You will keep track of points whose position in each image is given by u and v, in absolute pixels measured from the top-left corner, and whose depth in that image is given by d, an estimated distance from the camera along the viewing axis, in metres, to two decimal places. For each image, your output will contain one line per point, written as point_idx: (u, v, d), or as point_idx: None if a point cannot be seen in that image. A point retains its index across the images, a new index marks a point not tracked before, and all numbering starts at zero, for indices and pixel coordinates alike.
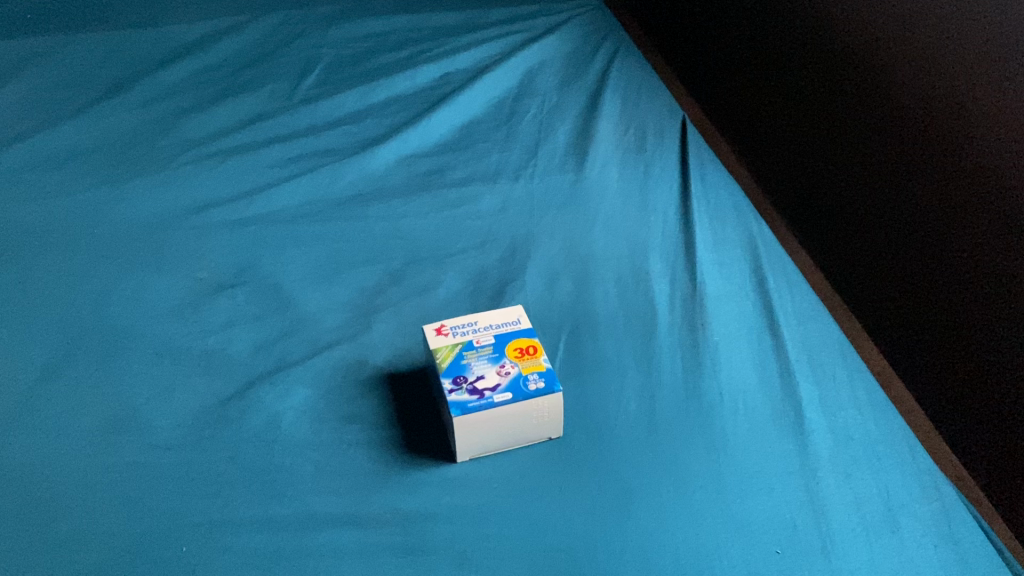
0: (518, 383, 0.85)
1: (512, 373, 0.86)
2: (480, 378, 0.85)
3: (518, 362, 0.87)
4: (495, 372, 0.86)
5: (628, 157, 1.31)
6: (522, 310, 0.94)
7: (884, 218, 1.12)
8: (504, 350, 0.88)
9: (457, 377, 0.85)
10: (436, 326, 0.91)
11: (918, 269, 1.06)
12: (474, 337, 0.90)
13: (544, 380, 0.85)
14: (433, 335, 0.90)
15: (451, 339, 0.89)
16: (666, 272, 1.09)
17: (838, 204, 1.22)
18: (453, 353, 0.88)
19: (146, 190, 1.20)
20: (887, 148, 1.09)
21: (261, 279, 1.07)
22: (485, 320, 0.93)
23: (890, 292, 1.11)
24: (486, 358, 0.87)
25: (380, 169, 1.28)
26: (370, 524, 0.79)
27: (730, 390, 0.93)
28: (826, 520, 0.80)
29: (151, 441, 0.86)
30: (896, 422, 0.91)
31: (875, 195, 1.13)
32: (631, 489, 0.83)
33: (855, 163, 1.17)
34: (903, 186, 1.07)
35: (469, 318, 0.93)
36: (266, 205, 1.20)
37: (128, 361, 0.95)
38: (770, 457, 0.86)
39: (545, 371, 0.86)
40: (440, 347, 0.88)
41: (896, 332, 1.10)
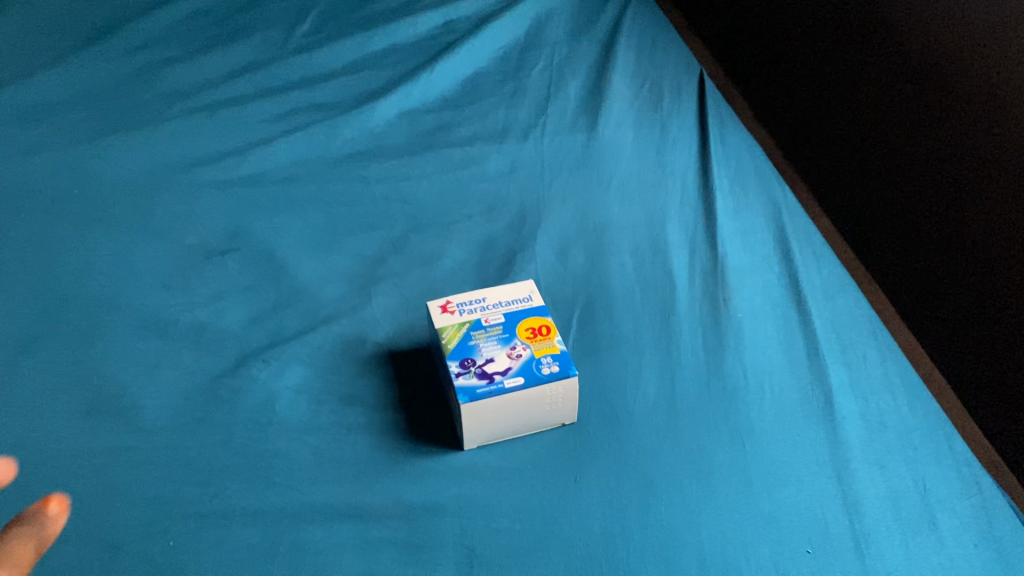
0: (530, 367, 0.79)
1: (524, 356, 0.80)
2: (490, 361, 0.79)
3: (531, 343, 0.81)
4: (506, 354, 0.80)
5: (643, 116, 1.24)
6: (534, 287, 0.88)
7: (923, 180, 1.03)
8: (514, 330, 0.82)
9: (465, 360, 0.79)
10: (441, 302, 0.85)
11: (962, 239, 0.97)
12: (483, 315, 0.84)
13: (559, 364, 0.79)
14: (438, 312, 0.84)
15: (458, 317, 0.83)
16: (685, 242, 1.02)
17: (871, 158, 1.12)
18: (460, 333, 0.81)
19: (131, 148, 1.13)
20: (938, 96, 0.99)
21: (254, 246, 1.01)
22: (495, 297, 0.86)
23: (927, 263, 1.03)
24: (496, 339, 0.81)
25: (380, 126, 1.20)
26: (373, 518, 0.74)
27: (754, 372, 0.87)
28: (859, 517, 0.75)
29: (138, 423, 0.80)
30: (931, 408, 0.86)
31: (914, 155, 1.04)
32: (651, 480, 0.77)
33: (891, 122, 1.08)
34: (950, 148, 0.98)
35: (477, 293, 0.86)
36: (259, 162, 1.12)
37: (114, 334, 0.89)
38: (799, 445, 0.81)
39: (560, 353, 0.81)
40: (446, 327, 0.82)
41: (930, 299, 1.02)
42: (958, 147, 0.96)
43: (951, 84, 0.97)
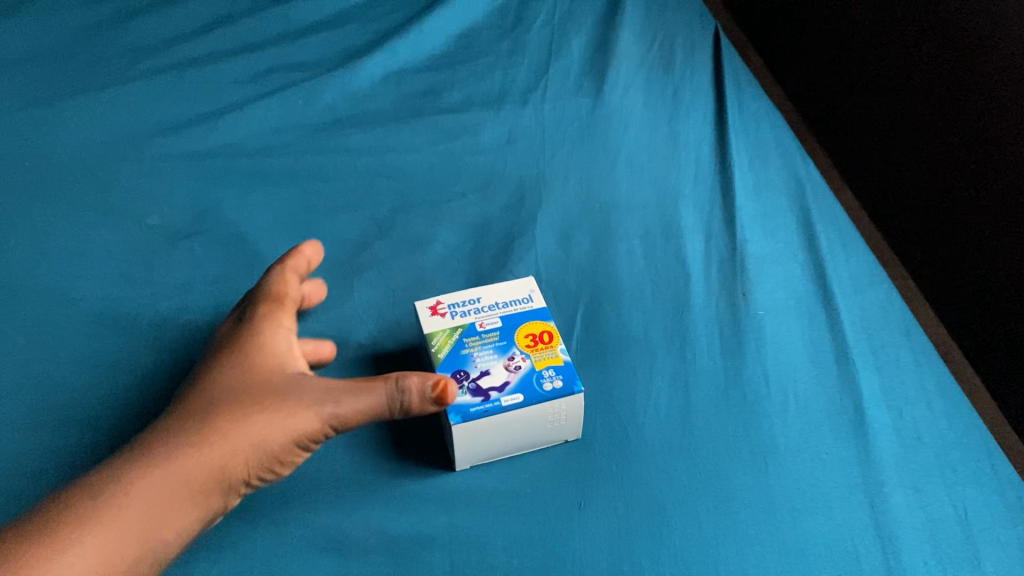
0: (530, 382, 0.70)
1: (523, 369, 0.71)
2: (485, 374, 0.70)
3: (531, 353, 0.72)
4: (503, 366, 0.71)
5: (654, 78, 1.13)
6: (534, 285, 0.79)
7: (960, 146, 0.92)
8: (512, 337, 0.74)
9: (457, 372, 0.70)
10: (431, 303, 0.76)
11: (1003, 214, 0.87)
12: (477, 319, 0.75)
13: (562, 379, 0.70)
14: (427, 315, 0.75)
15: (450, 321, 0.74)
16: (700, 226, 0.93)
17: (902, 126, 1.01)
18: (452, 340, 0.73)
19: (89, 110, 1.02)
20: (983, 64, 0.88)
21: (224, 228, 0.91)
22: (491, 297, 0.78)
23: (962, 241, 0.93)
24: (492, 348, 0.73)
25: (364, 89, 1.09)
26: (353, 552, 0.66)
27: (778, 379, 0.79)
28: (894, 551, 0.68)
29: (89, 434, 0.71)
30: (971, 420, 0.78)
31: (951, 116, 0.93)
32: (664, 506, 0.69)
33: (926, 79, 0.97)
34: (995, 110, 0.87)
35: (470, 293, 0.78)
36: (231, 130, 1.01)
37: (65, 332, 0.80)
38: (827, 465, 0.73)
39: (563, 365, 0.72)
40: (437, 332, 0.73)
41: (962, 284, 0.92)
42: (1004, 110, 0.86)
43: (998, 49, 0.86)
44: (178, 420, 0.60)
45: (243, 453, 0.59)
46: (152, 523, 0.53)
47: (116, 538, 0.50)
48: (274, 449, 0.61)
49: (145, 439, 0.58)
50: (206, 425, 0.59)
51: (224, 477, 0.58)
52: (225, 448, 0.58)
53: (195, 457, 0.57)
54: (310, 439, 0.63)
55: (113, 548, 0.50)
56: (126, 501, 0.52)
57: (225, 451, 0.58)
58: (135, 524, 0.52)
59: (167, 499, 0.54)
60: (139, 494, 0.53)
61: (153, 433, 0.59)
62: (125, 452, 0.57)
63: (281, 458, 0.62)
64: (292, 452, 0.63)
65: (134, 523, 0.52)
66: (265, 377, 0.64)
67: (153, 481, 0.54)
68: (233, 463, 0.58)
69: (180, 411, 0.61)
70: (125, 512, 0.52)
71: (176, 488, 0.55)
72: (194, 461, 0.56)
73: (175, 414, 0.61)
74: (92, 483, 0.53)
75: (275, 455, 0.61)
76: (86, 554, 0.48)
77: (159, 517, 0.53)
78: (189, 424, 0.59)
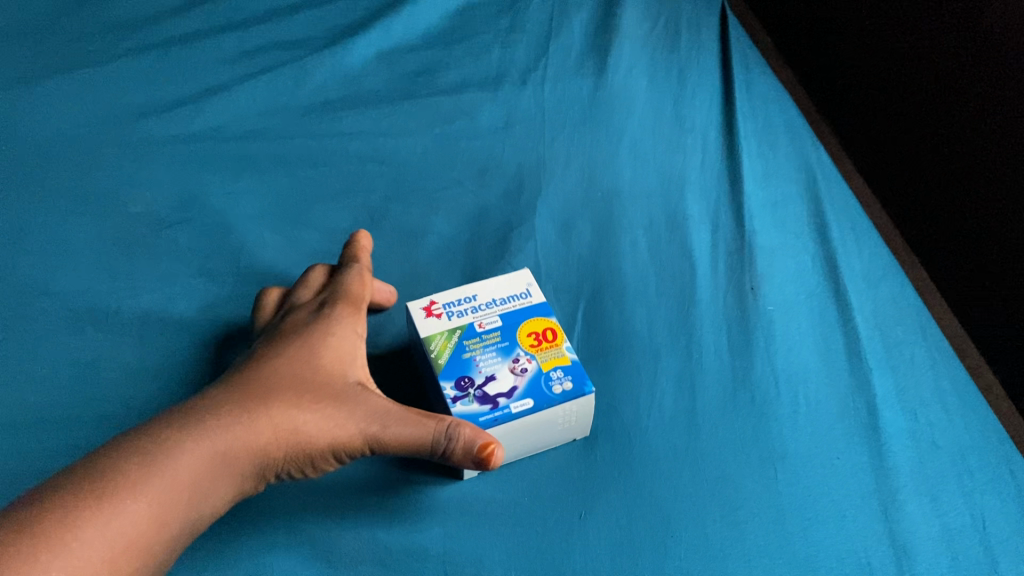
0: (539, 385, 0.67)
1: (530, 371, 0.68)
2: (491, 379, 0.67)
3: (536, 354, 0.69)
4: (509, 370, 0.68)
5: (658, 58, 1.08)
6: (532, 278, 0.76)
7: (974, 124, 0.88)
8: (515, 337, 0.70)
9: (461, 379, 0.66)
10: (424, 303, 0.72)
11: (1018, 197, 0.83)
12: (476, 319, 0.71)
13: (572, 380, 0.67)
14: (422, 317, 0.71)
15: (447, 323, 0.70)
16: (707, 216, 0.89)
17: (915, 105, 0.96)
18: (451, 343, 0.69)
19: (67, 88, 0.97)
20: (999, 36, 0.84)
21: (209, 216, 0.87)
22: (488, 294, 0.74)
23: (972, 225, 0.89)
24: (494, 350, 0.69)
25: (356, 69, 1.04)
26: (343, 564, 0.63)
27: (788, 379, 0.75)
28: (911, 562, 0.65)
29: (62, 439, 0.68)
30: (989, 423, 0.75)
31: (964, 92, 0.89)
32: (669, 516, 0.66)
33: (937, 52, 0.92)
34: (1011, 87, 0.83)
35: (466, 290, 0.74)
36: (216, 113, 0.97)
37: (43, 329, 0.76)
38: (840, 473, 0.70)
39: (570, 365, 0.69)
40: (434, 335, 0.69)
41: (974, 270, 0.88)
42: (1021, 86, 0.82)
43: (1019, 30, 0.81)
44: (235, 393, 0.58)
45: (285, 450, 0.58)
46: (188, 501, 0.52)
47: (153, 510, 0.49)
48: (314, 453, 0.59)
49: (200, 405, 0.57)
50: (259, 406, 0.57)
51: (262, 469, 0.57)
52: (271, 440, 0.57)
53: (243, 442, 0.55)
54: (347, 453, 0.61)
55: (150, 520, 0.49)
56: (172, 472, 0.51)
57: (271, 444, 0.57)
58: (174, 499, 0.51)
59: (207, 481, 0.53)
60: (185, 468, 0.52)
61: (208, 399, 0.58)
62: (179, 413, 0.55)
63: (316, 463, 0.61)
64: (328, 461, 0.61)
65: (175, 498, 0.51)
66: (324, 376, 0.63)
67: (201, 457, 0.53)
68: (272, 457, 0.57)
69: (238, 382, 0.60)
70: (169, 484, 0.50)
71: (217, 471, 0.54)
72: (241, 447, 0.55)
73: (232, 385, 0.59)
74: (142, 443, 0.52)
75: (313, 460, 0.60)
76: (125, 522, 0.47)
77: (195, 497, 0.52)
78: (245, 399, 0.58)
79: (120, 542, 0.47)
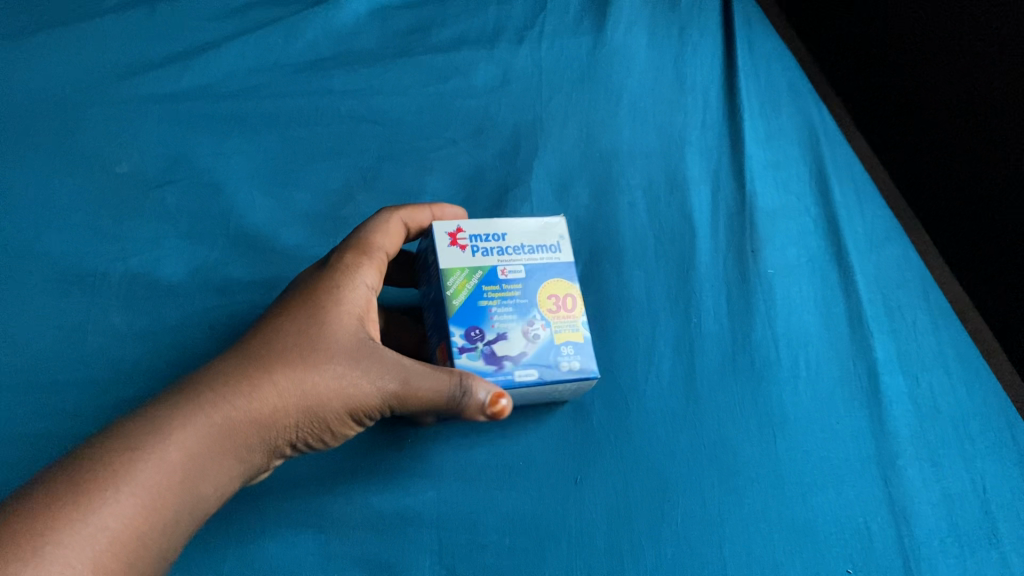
0: (546, 357, 0.65)
1: (542, 339, 0.66)
2: (501, 339, 0.65)
3: (552, 321, 0.66)
4: (522, 332, 0.65)
5: (660, 13, 1.04)
6: (567, 231, 0.70)
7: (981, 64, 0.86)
8: (535, 296, 0.67)
9: (472, 330, 0.64)
10: (451, 228, 0.68)
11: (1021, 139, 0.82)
12: (500, 264, 0.67)
13: (580, 360, 0.66)
14: (446, 244, 0.67)
15: (471, 259, 0.67)
16: (707, 176, 0.87)
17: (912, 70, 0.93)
18: (470, 284, 0.66)
19: (49, 40, 0.93)
20: None
21: (197, 176, 0.85)
22: (519, 237, 0.69)
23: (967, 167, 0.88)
24: (512, 305, 0.66)
25: (349, 25, 0.99)
26: (330, 528, 0.62)
27: (788, 341, 0.74)
28: (909, 527, 0.65)
29: (49, 402, 0.70)
30: (991, 386, 0.74)
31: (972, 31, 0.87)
32: (666, 481, 0.65)
33: None
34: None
35: (497, 225, 0.69)
36: (205, 71, 0.93)
37: (29, 293, 0.76)
38: (840, 437, 0.69)
39: (583, 343, 0.67)
40: (455, 270, 0.66)
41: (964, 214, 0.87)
42: None
43: None
44: (239, 355, 0.57)
45: (295, 415, 0.57)
46: (190, 478, 0.51)
47: (150, 493, 0.48)
48: (327, 414, 0.59)
49: (203, 372, 0.55)
50: (262, 370, 0.56)
51: (268, 435, 0.56)
52: (278, 406, 0.56)
53: (248, 410, 0.54)
54: (362, 410, 0.60)
55: (151, 506, 0.48)
56: (170, 449, 0.50)
57: (278, 410, 0.56)
58: (178, 479, 0.50)
59: (211, 455, 0.52)
60: (186, 445, 0.51)
61: (212, 364, 0.56)
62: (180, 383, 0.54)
63: (329, 424, 0.60)
64: (344, 422, 0.61)
65: (179, 478, 0.50)
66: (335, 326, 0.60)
67: (200, 430, 0.52)
68: (279, 422, 0.56)
69: (243, 340, 0.58)
70: (170, 464, 0.50)
71: (221, 444, 0.53)
72: (242, 415, 0.54)
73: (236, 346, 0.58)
74: (140, 419, 0.51)
75: (327, 422, 0.60)
76: (120, 513, 0.46)
77: (199, 475, 0.52)
78: (249, 362, 0.56)
79: (123, 533, 0.46)
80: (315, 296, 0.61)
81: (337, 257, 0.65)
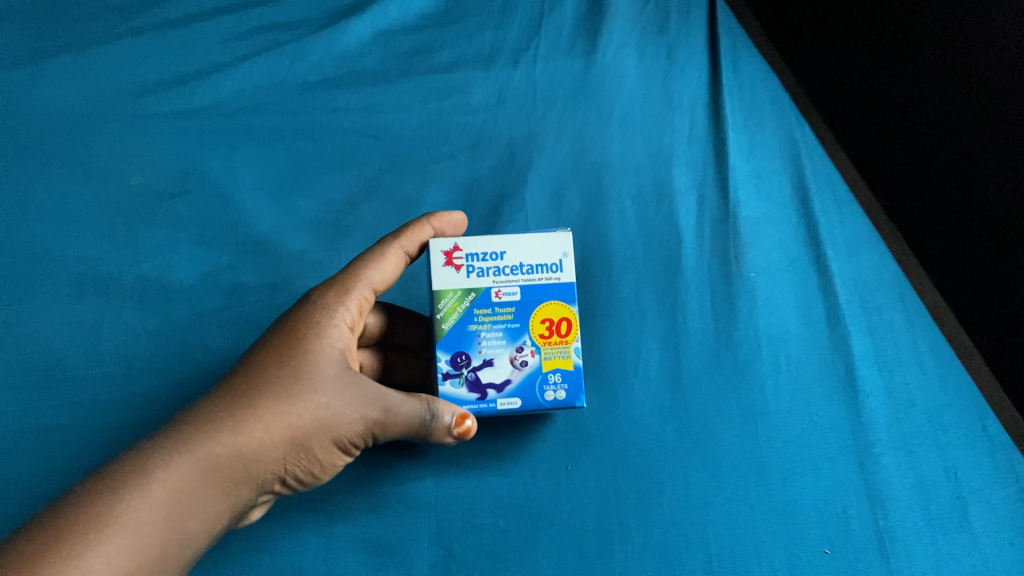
0: (532, 385, 0.69)
1: (529, 366, 0.68)
2: (488, 365, 0.68)
3: (542, 347, 0.69)
4: (509, 359, 0.68)
5: (662, 9, 0.96)
6: (570, 248, 0.69)
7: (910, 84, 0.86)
8: (527, 320, 0.69)
9: (458, 355, 0.68)
10: (447, 247, 0.68)
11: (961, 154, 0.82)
12: (494, 286, 0.68)
13: (567, 388, 0.69)
14: (440, 264, 0.68)
15: (464, 281, 0.68)
16: (694, 186, 0.87)
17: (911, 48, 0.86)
18: (462, 306, 0.68)
19: (63, 52, 0.94)
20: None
21: (206, 186, 0.88)
22: (518, 255, 0.69)
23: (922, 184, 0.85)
24: (502, 330, 0.68)
25: (352, 48, 0.96)
26: (338, 512, 0.69)
27: (770, 340, 0.78)
28: (883, 511, 0.71)
29: (82, 396, 0.79)
30: (966, 381, 0.77)
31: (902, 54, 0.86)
32: (653, 467, 0.72)
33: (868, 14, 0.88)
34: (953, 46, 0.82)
35: (496, 243, 0.69)
36: (214, 91, 0.93)
37: (44, 294, 0.83)
38: (820, 429, 0.74)
39: (571, 369, 0.69)
40: (446, 292, 0.68)
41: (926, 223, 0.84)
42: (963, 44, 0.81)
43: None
44: (226, 393, 0.60)
45: (281, 447, 0.61)
46: (177, 515, 0.54)
47: (136, 534, 0.52)
48: (313, 444, 0.62)
49: (190, 412, 0.59)
50: (244, 409, 0.59)
51: (256, 468, 0.60)
52: (263, 440, 0.59)
53: (232, 446, 0.58)
54: (348, 437, 0.64)
55: (139, 546, 0.52)
56: (154, 490, 0.54)
57: (265, 443, 0.59)
58: (164, 518, 0.54)
59: (198, 492, 0.56)
60: (171, 484, 0.55)
61: (198, 405, 0.60)
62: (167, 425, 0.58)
63: (317, 453, 0.63)
64: (332, 451, 0.64)
65: (163, 517, 0.54)
66: (316, 359, 0.63)
67: (185, 469, 0.56)
68: (265, 455, 0.60)
69: (229, 378, 0.62)
70: (153, 505, 0.53)
71: (207, 481, 0.57)
72: (226, 451, 0.58)
73: (222, 385, 0.62)
74: (127, 464, 0.55)
75: (314, 452, 0.63)
76: (107, 555, 0.50)
77: (186, 513, 0.55)
78: (234, 400, 0.60)
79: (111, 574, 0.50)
80: (298, 332, 0.64)
81: (318, 292, 0.67)
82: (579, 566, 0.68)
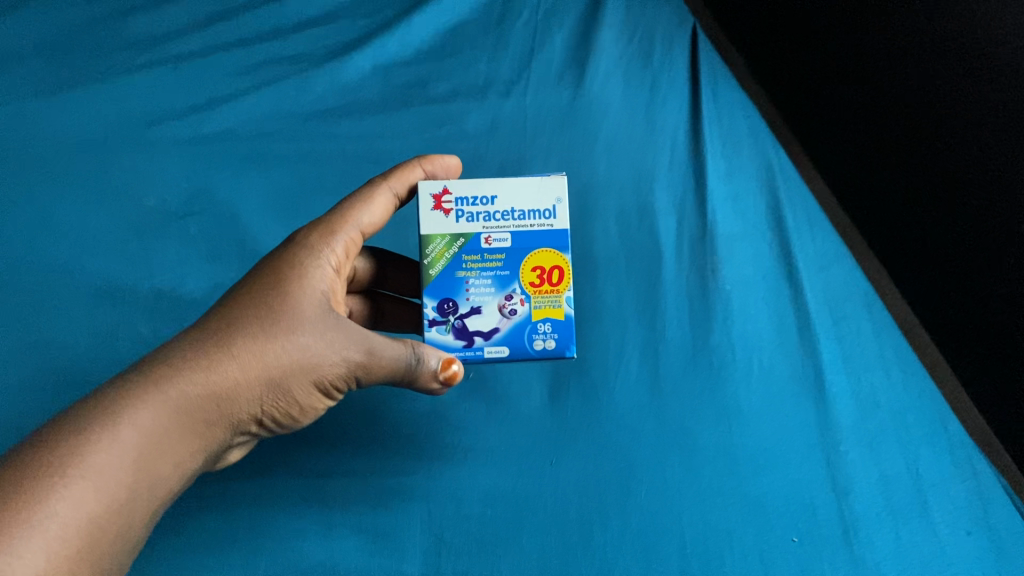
0: (521, 333, 0.72)
1: (519, 314, 0.72)
2: (476, 313, 0.72)
3: (532, 295, 0.72)
4: (499, 307, 0.72)
5: (644, 45, 1.03)
6: (563, 195, 0.72)
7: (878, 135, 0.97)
8: (517, 267, 0.72)
9: (445, 302, 0.72)
10: (437, 191, 0.71)
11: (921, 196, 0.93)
12: (484, 232, 0.71)
13: (557, 338, 0.73)
14: (429, 208, 0.71)
15: (453, 225, 0.71)
16: (674, 205, 0.93)
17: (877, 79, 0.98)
18: (450, 252, 0.71)
19: (84, 83, 1.01)
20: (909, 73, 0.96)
21: (217, 206, 0.94)
22: (509, 200, 0.72)
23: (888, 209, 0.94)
24: (491, 277, 0.72)
25: (354, 80, 1.02)
26: (336, 502, 0.74)
27: (744, 345, 0.83)
28: (849, 502, 0.75)
29: None
30: (928, 385, 0.82)
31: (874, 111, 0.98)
32: (632, 462, 0.76)
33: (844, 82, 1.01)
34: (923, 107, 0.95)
35: (487, 187, 0.72)
36: (224, 120, 0.99)
37: (62, 305, 0.88)
38: (790, 426, 0.79)
39: (562, 319, 0.73)
40: (435, 238, 0.71)
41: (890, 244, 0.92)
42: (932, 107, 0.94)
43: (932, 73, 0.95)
44: (202, 336, 0.62)
45: (259, 386, 0.62)
46: (150, 454, 0.55)
47: (109, 472, 0.52)
48: (293, 385, 0.64)
49: (168, 351, 0.61)
50: (221, 350, 0.61)
51: (232, 406, 0.61)
52: (241, 378, 0.61)
53: (208, 385, 0.60)
54: (328, 379, 0.66)
55: (111, 485, 0.52)
56: (127, 429, 0.54)
57: (242, 382, 0.61)
58: (135, 457, 0.54)
59: (171, 430, 0.57)
60: (145, 421, 0.56)
61: (172, 347, 0.61)
62: (140, 366, 0.59)
63: (296, 394, 0.65)
64: (311, 393, 0.66)
65: (136, 457, 0.54)
66: (297, 302, 0.65)
67: (160, 408, 0.57)
68: (241, 394, 0.62)
69: (207, 322, 0.64)
70: (125, 445, 0.54)
71: (180, 420, 0.58)
72: (202, 390, 0.59)
73: (199, 328, 0.63)
74: (99, 404, 0.55)
75: (293, 394, 0.65)
76: (78, 495, 0.50)
77: (161, 449, 0.56)
78: (210, 342, 0.61)
79: (83, 512, 0.50)
80: (281, 275, 0.67)
81: (304, 236, 0.70)
82: (563, 552, 0.72)
